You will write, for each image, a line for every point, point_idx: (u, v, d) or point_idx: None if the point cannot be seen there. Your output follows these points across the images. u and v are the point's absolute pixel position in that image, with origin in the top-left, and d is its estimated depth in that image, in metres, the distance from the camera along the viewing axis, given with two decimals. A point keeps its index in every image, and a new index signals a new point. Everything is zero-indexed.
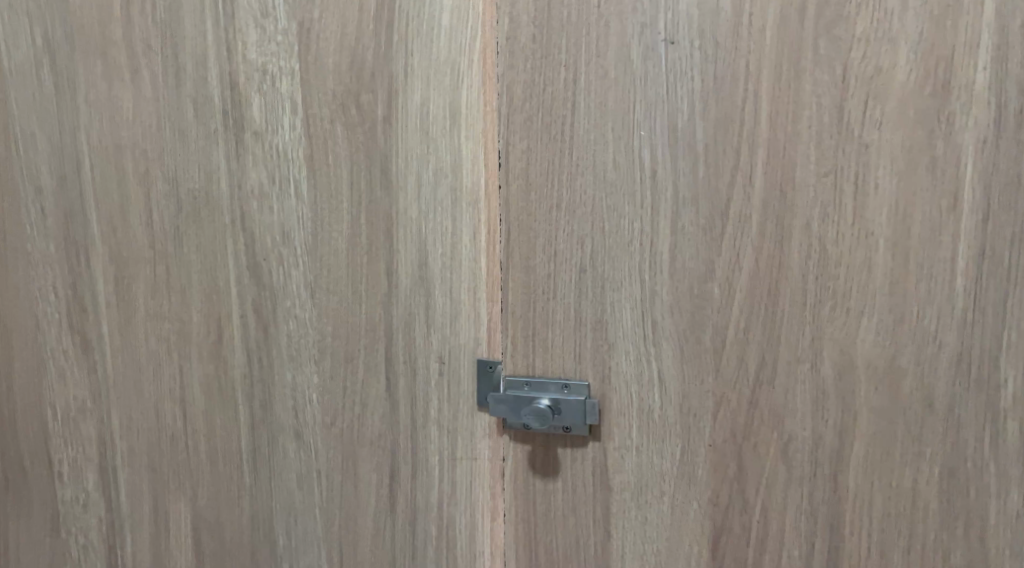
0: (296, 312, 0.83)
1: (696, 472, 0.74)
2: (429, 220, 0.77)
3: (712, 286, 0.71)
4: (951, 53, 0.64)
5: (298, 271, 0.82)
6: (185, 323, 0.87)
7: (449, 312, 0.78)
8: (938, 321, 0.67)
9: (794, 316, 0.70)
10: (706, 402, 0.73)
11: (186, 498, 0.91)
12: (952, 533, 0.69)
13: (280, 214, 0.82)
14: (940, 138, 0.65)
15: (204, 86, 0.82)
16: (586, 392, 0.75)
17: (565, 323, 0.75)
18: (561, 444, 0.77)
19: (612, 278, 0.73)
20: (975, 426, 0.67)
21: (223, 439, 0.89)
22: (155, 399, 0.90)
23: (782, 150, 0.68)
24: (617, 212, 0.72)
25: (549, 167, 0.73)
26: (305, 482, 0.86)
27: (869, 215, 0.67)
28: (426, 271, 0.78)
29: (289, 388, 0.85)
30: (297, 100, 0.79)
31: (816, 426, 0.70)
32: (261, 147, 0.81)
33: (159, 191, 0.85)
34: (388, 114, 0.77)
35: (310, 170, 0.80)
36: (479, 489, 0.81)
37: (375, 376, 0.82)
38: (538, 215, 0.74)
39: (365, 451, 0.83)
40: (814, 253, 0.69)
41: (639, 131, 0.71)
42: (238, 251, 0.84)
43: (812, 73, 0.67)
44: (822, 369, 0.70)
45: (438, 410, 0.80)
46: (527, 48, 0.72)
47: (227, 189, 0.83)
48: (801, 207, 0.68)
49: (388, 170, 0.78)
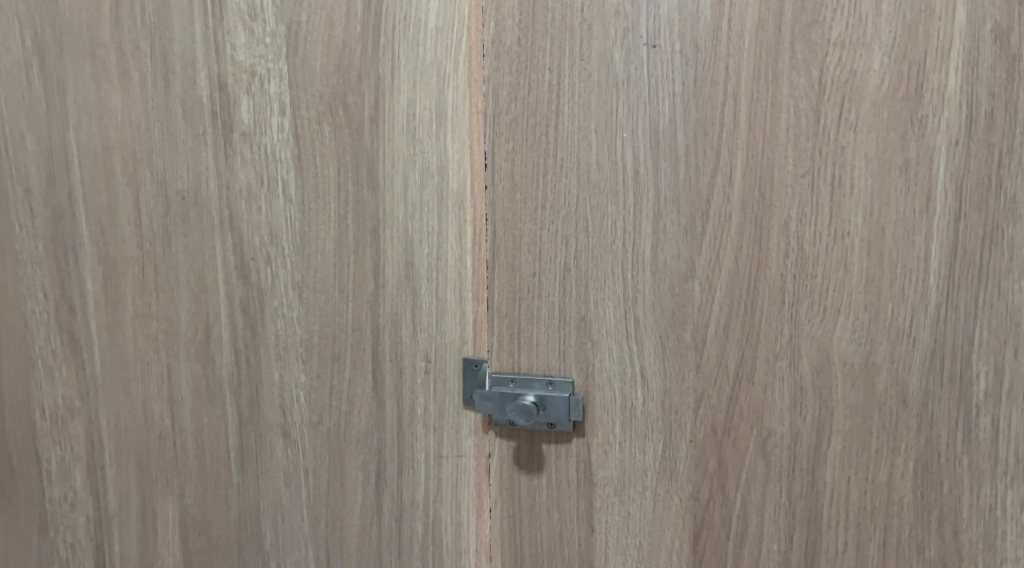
0: (284, 311, 0.84)
1: (677, 468, 0.75)
2: (416, 220, 0.78)
3: (693, 285, 0.73)
4: (923, 58, 0.66)
5: (285, 270, 0.83)
6: (174, 323, 0.88)
7: (435, 311, 0.80)
8: (912, 319, 0.69)
9: (773, 314, 0.71)
10: (687, 399, 0.74)
11: (175, 497, 0.92)
12: (927, 526, 0.71)
13: (268, 214, 0.83)
14: (914, 140, 0.67)
15: (193, 87, 0.83)
16: (570, 389, 0.77)
17: (550, 321, 0.77)
18: (546, 440, 0.79)
19: (596, 277, 0.75)
20: (948, 421, 0.69)
21: (211, 437, 0.89)
22: (143, 398, 0.91)
23: (760, 152, 0.70)
24: (600, 211, 0.74)
25: (534, 167, 0.75)
26: (292, 480, 0.87)
27: (845, 215, 0.69)
28: (412, 271, 0.79)
29: (276, 386, 0.86)
30: (285, 101, 0.80)
31: (794, 422, 0.72)
32: (250, 148, 0.82)
33: (147, 191, 0.86)
34: (375, 116, 0.78)
35: (298, 171, 0.81)
36: (464, 486, 0.82)
37: (361, 375, 0.83)
38: (524, 215, 0.76)
39: (351, 449, 0.84)
40: (792, 252, 0.70)
41: (621, 133, 0.72)
42: (226, 250, 0.85)
43: (789, 77, 0.68)
44: (799, 366, 0.71)
45: (424, 408, 0.82)
46: (513, 51, 0.74)
47: (216, 190, 0.84)
48: (779, 207, 0.70)
49: (374, 171, 0.79)
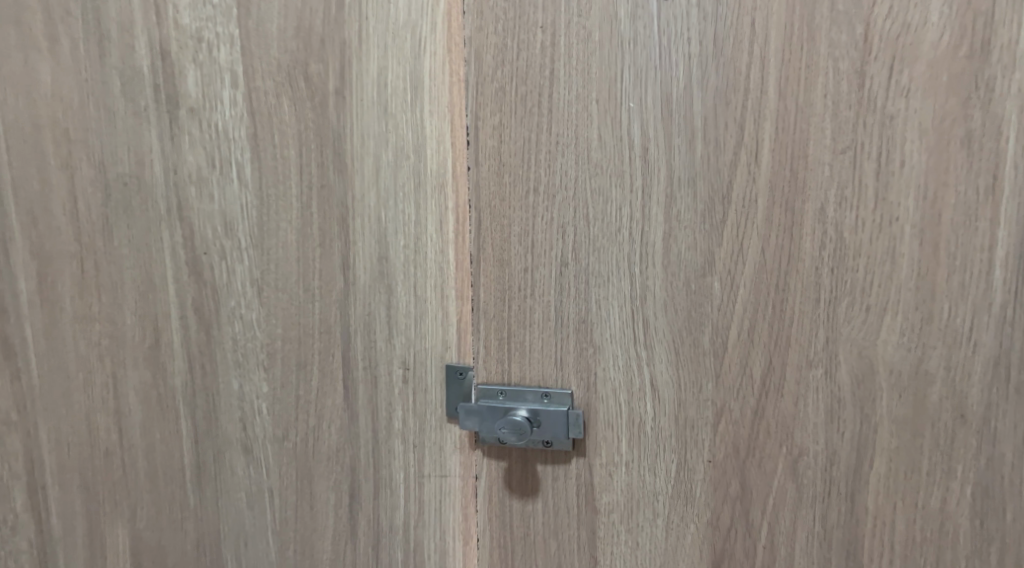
0: (242, 312, 0.74)
1: (693, 492, 0.65)
2: (390, 207, 0.68)
3: (712, 281, 0.63)
4: (991, 8, 0.56)
5: (242, 266, 0.73)
6: (119, 327, 0.78)
7: (413, 312, 0.70)
8: (973, 320, 0.58)
9: (806, 315, 0.61)
10: (705, 412, 0.64)
11: (126, 520, 0.82)
12: (986, 560, 0.61)
13: (222, 202, 0.73)
14: (978, 106, 0.57)
15: (132, 56, 0.72)
16: (568, 402, 0.67)
17: (544, 324, 0.66)
18: (541, 459, 0.68)
19: (598, 272, 0.64)
20: (1014, 439, 0.59)
21: (164, 453, 0.80)
22: (86, 410, 0.81)
23: (793, 122, 0.60)
24: (603, 196, 0.63)
25: (525, 145, 0.64)
26: (256, 502, 0.78)
27: (892, 197, 0.59)
28: (386, 266, 0.69)
29: (236, 398, 0.77)
30: (238, 72, 0.70)
31: (830, 439, 0.62)
32: (199, 126, 0.72)
33: (85, 176, 0.75)
34: (340, 87, 0.68)
35: (255, 152, 0.71)
36: (449, 509, 0.72)
37: (331, 384, 0.73)
38: (513, 201, 0.65)
39: (321, 468, 0.75)
40: (829, 242, 0.60)
41: (627, 104, 0.62)
42: (176, 245, 0.75)
43: (827, 33, 0.58)
44: (837, 375, 0.61)
45: (403, 422, 0.72)
46: (498, 7, 0.63)
47: (162, 174, 0.74)
48: (813, 189, 0.60)
49: (342, 150, 0.69)
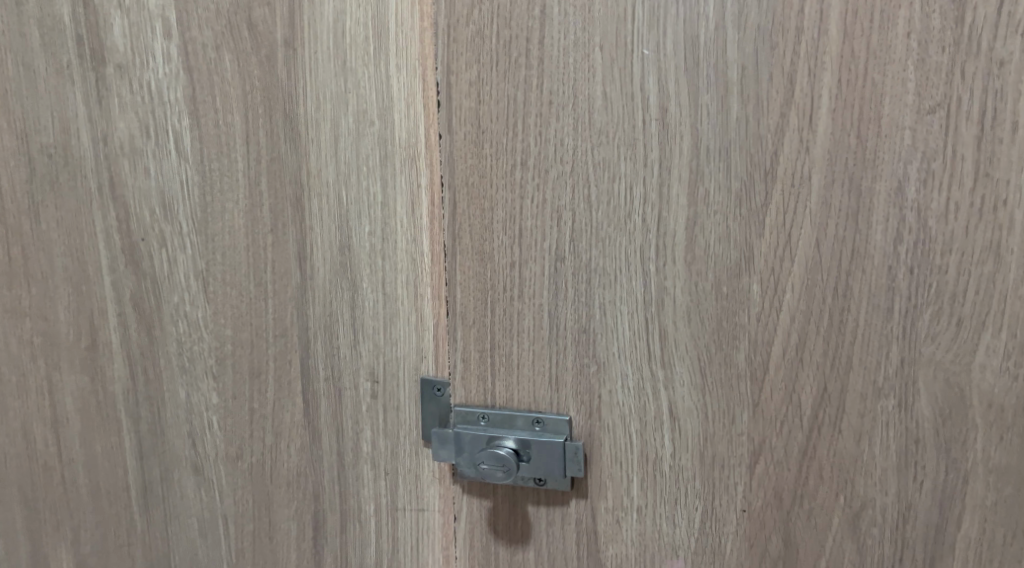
0: (185, 310, 0.62)
1: (724, 547, 0.52)
2: (351, 186, 0.56)
3: (750, 282, 0.49)
4: None
5: (184, 255, 0.61)
6: (52, 323, 0.66)
7: (382, 313, 0.57)
8: None
9: (874, 329, 0.47)
10: (741, 449, 0.50)
11: (68, 544, 0.71)
12: None
13: (159, 177, 0.61)
14: None
15: (50, 3, 0.60)
16: (566, 432, 0.53)
17: (537, 333, 0.53)
18: (533, 500, 0.56)
19: (605, 269, 0.51)
20: None
21: (106, 470, 0.68)
22: (21, 418, 0.69)
23: (861, 73, 0.45)
24: (611, 171, 0.50)
25: (511, 106, 0.51)
26: (209, 530, 0.66)
27: (998, 172, 0.44)
28: (349, 257, 0.57)
29: (183, 409, 0.64)
30: (170, 20, 0.57)
31: (902, 489, 0.48)
32: (129, 86, 0.60)
33: (5, 147, 0.64)
34: (290, 36, 0.55)
35: (194, 118, 0.58)
36: (427, 552, 0.59)
37: (289, 398, 0.61)
38: (497, 178, 0.52)
39: (281, 495, 0.63)
40: (909, 233, 0.46)
41: (641, 51, 0.48)
42: (110, 228, 0.63)
43: None
44: (914, 408, 0.47)
45: (372, 445, 0.59)
46: None
47: (90, 144, 0.62)
48: (889, 162, 0.46)
49: (292, 115, 0.56)
